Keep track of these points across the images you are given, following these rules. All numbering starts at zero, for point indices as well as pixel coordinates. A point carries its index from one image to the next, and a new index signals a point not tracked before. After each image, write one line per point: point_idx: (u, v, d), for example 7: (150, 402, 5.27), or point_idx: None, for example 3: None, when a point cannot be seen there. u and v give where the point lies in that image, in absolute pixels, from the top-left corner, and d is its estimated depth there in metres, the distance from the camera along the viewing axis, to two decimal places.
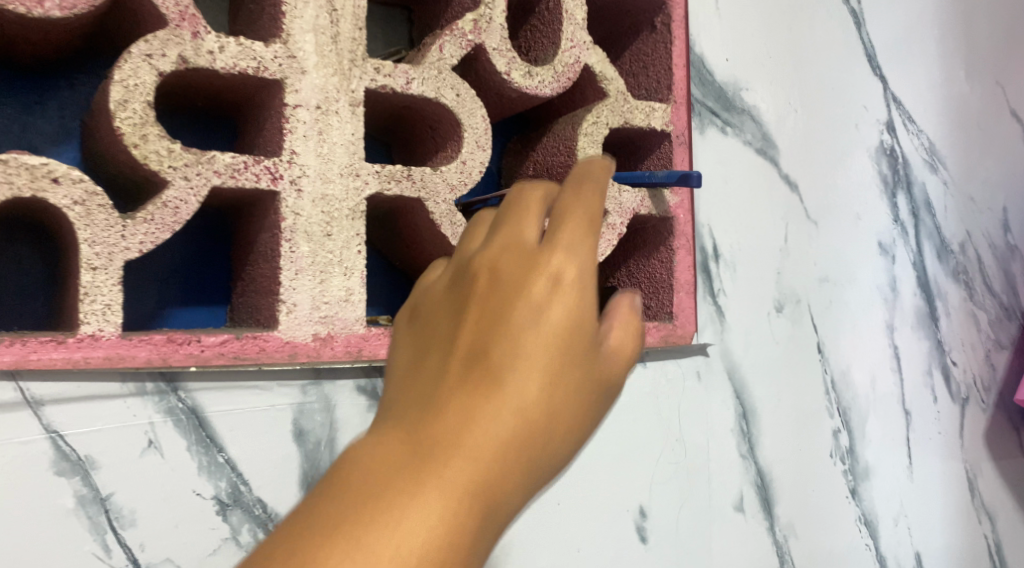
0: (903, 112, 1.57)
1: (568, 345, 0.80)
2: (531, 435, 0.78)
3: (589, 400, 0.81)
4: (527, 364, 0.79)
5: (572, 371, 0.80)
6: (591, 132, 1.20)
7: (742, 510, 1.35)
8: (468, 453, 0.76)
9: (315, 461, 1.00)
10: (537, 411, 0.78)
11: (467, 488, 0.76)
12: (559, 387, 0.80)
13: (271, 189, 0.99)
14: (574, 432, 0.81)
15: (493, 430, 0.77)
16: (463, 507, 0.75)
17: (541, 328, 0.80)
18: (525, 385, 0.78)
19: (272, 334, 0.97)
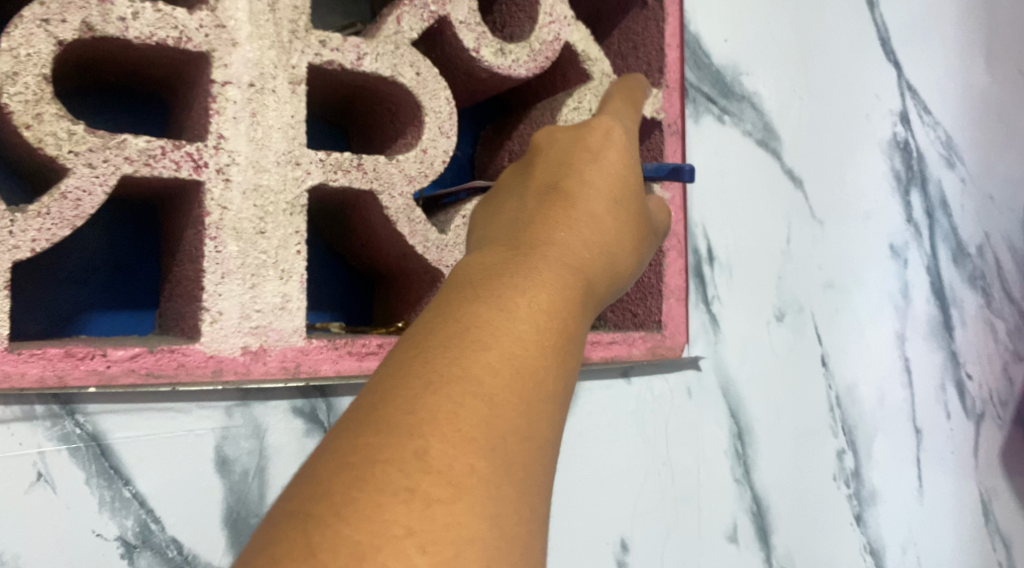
0: (920, 102, 1.43)
1: (624, 196, 0.82)
2: (598, 265, 0.77)
3: (636, 243, 0.82)
4: (592, 206, 0.79)
5: (624, 219, 0.81)
6: (571, 119, 1.08)
7: (736, 541, 1.22)
8: (557, 265, 0.74)
9: (241, 494, 0.87)
10: (600, 245, 0.78)
11: (562, 296, 0.72)
12: (615, 233, 0.80)
13: (194, 178, 0.85)
14: (625, 264, 0.81)
15: (576, 255, 0.76)
16: (565, 321, 0.71)
17: (597, 177, 0.81)
18: (590, 225, 0.78)
19: (192, 347, 0.84)
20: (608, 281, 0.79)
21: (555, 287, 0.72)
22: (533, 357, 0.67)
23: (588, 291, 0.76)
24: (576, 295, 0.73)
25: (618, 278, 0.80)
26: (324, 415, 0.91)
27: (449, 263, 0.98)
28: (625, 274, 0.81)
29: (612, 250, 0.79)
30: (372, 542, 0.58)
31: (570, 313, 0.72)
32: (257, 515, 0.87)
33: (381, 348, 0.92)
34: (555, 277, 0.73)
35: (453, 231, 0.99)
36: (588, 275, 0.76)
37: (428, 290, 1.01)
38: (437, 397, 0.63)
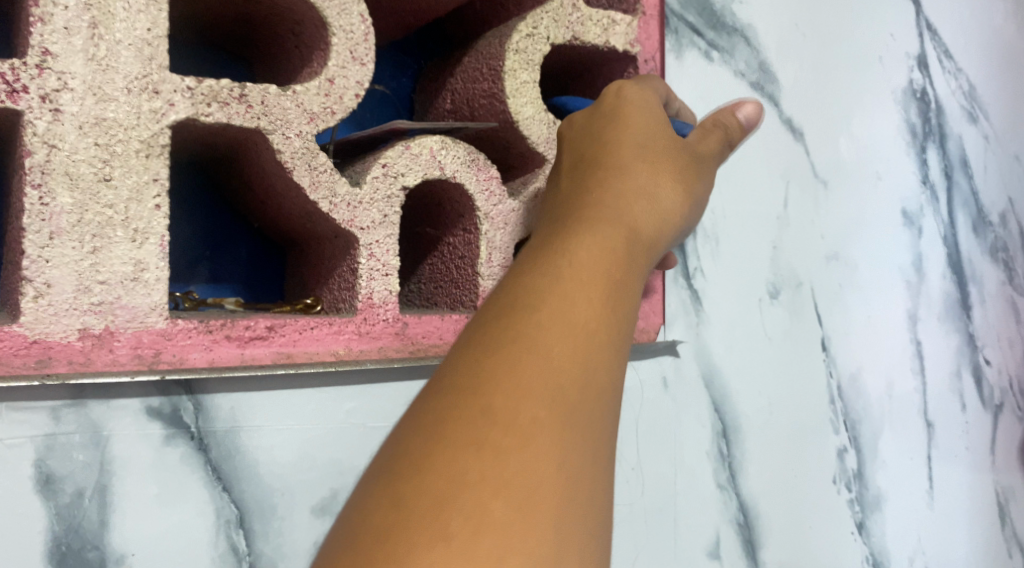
0: (941, 44, 1.23)
1: (676, 136, 0.75)
2: (661, 199, 0.71)
3: (698, 179, 0.75)
4: (649, 147, 0.72)
5: (680, 156, 0.74)
6: (524, 48, 0.86)
7: (718, 558, 1.03)
8: (616, 212, 0.68)
9: (73, 523, 0.67)
10: (660, 180, 0.71)
11: (625, 238, 0.66)
12: (675, 168, 0.73)
13: (8, 106, 0.65)
14: (692, 198, 0.74)
15: (636, 196, 0.69)
16: (630, 262, 0.65)
17: (648, 121, 0.74)
18: (646, 166, 0.71)
19: (6, 330, 0.65)
20: (677, 215, 0.72)
21: (619, 230, 0.66)
22: (602, 293, 0.62)
23: (653, 228, 0.69)
24: (639, 236, 0.68)
25: (687, 212, 0.73)
26: (191, 418, 0.71)
27: (365, 224, 0.78)
28: (694, 208, 0.74)
29: (674, 185, 0.72)
30: (443, 498, 0.53)
31: (633, 254, 0.66)
32: (97, 546, 0.68)
33: (271, 332, 0.73)
34: (615, 222, 0.67)
35: (370, 184, 0.78)
36: (650, 216, 0.69)
37: (340, 258, 0.80)
38: (504, 344, 0.58)
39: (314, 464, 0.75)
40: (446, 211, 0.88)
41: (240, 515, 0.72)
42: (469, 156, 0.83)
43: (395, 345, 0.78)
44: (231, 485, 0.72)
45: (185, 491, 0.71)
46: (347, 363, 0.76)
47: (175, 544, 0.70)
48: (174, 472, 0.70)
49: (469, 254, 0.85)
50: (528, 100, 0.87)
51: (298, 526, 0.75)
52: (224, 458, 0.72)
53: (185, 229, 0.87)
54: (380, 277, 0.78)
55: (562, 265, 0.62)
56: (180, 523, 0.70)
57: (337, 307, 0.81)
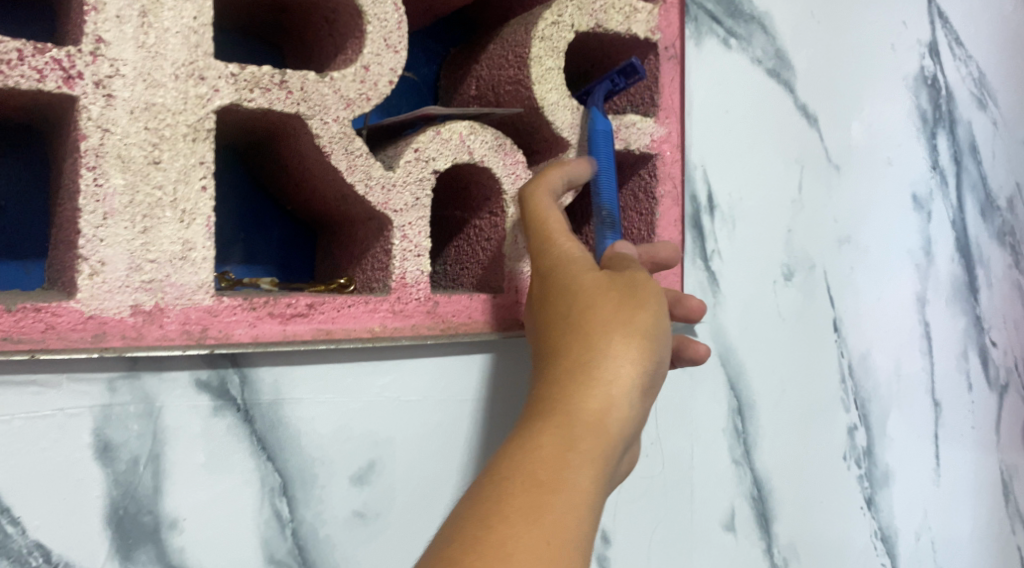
0: (951, 32, 1.25)
1: (606, 281, 0.76)
2: (597, 364, 0.71)
3: (640, 313, 0.74)
4: (577, 311, 0.74)
5: (616, 300, 0.75)
6: (549, 35, 0.89)
7: (733, 531, 1.06)
8: (554, 393, 0.71)
9: (129, 488, 0.71)
10: (597, 349, 0.72)
11: (560, 422, 0.69)
12: (609, 317, 0.73)
13: (64, 92, 0.68)
14: (640, 341, 0.73)
15: (572, 381, 0.71)
16: (572, 442, 0.68)
17: (576, 278, 0.76)
18: (574, 333, 0.73)
19: (65, 306, 0.68)
20: (624, 373, 0.72)
21: (553, 413, 0.70)
22: (543, 482, 0.66)
23: (597, 391, 0.71)
24: (577, 407, 0.70)
25: (639, 360, 0.72)
26: (236, 390, 0.75)
27: (398, 206, 0.81)
28: (645, 350, 0.73)
29: (608, 341, 0.72)
30: None
31: (573, 428, 0.69)
32: (151, 511, 0.72)
33: (312, 309, 0.76)
34: (553, 405, 0.70)
35: (403, 168, 0.81)
36: (598, 379, 0.71)
37: (374, 239, 0.83)
38: (469, 533, 0.63)
39: (351, 435, 0.79)
40: (473, 194, 0.90)
41: (284, 484, 0.76)
42: (496, 141, 0.85)
43: (427, 323, 0.81)
44: (274, 454, 0.76)
45: (231, 459, 0.75)
46: (383, 340, 0.79)
47: (222, 511, 0.74)
48: (221, 441, 0.74)
49: (495, 234, 0.88)
50: (553, 87, 0.89)
51: (336, 494, 0.79)
52: (268, 429, 0.76)
53: (224, 207, 0.90)
54: (413, 258, 0.81)
55: (497, 461, 0.67)
56: (226, 489, 0.74)
57: (371, 287, 0.84)
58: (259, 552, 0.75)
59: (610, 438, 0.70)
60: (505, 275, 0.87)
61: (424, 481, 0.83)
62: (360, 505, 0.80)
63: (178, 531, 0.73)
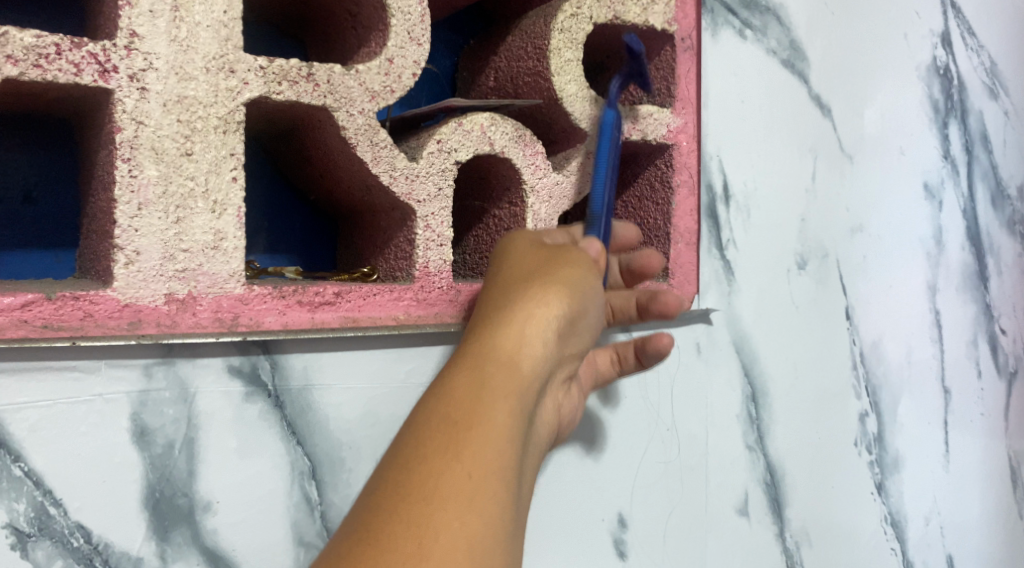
0: (964, 22, 1.26)
1: (538, 248, 0.78)
2: (517, 308, 0.72)
3: (566, 269, 0.75)
4: (503, 271, 0.76)
5: (539, 261, 0.76)
6: (568, 27, 0.89)
7: (746, 515, 1.08)
8: (473, 338, 0.71)
9: (165, 471, 0.74)
10: (516, 300, 0.72)
11: (477, 363, 0.68)
12: (531, 273, 0.75)
13: (100, 85, 0.70)
14: (560, 289, 0.74)
15: (490, 326, 0.71)
16: (490, 380, 0.67)
17: (510, 247, 0.78)
18: (498, 287, 0.74)
19: (102, 295, 0.70)
20: (540, 314, 0.72)
21: (471, 353, 0.69)
22: (462, 418, 0.64)
23: (512, 333, 0.71)
24: (492, 348, 0.69)
25: (558, 306, 0.73)
26: (267, 376, 0.77)
27: (421, 197, 0.82)
28: (565, 298, 0.73)
29: (531, 290, 0.73)
30: None
31: (489, 367, 0.68)
32: (186, 494, 0.74)
33: (339, 298, 0.78)
34: (470, 347, 0.70)
35: (426, 159, 0.82)
36: (516, 331, 0.71)
37: (397, 228, 0.85)
38: (392, 477, 0.62)
39: (377, 420, 0.82)
40: (493, 185, 0.92)
41: (312, 467, 0.79)
42: (516, 133, 0.86)
43: (450, 311, 0.83)
44: (303, 439, 0.79)
45: (261, 444, 0.77)
46: (407, 328, 0.81)
47: (254, 494, 0.77)
48: (252, 426, 0.77)
49: (515, 225, 0.90)
50: (572, 78, 0.90)
51: (363, 477, 0.81)
52: (297, 414, 0.78)
53: (250, 196, 0.91)
54: (436, 247, 0.83)
55: (417, 406, 0.66)
56: (257, 473, 0.77)
57: (394, 276, 0.86)
58: (289, 533, 0.78)
59: (524, 378, 0.69)
60: None
61: None
62: None
63: (212, 513, 0.75)
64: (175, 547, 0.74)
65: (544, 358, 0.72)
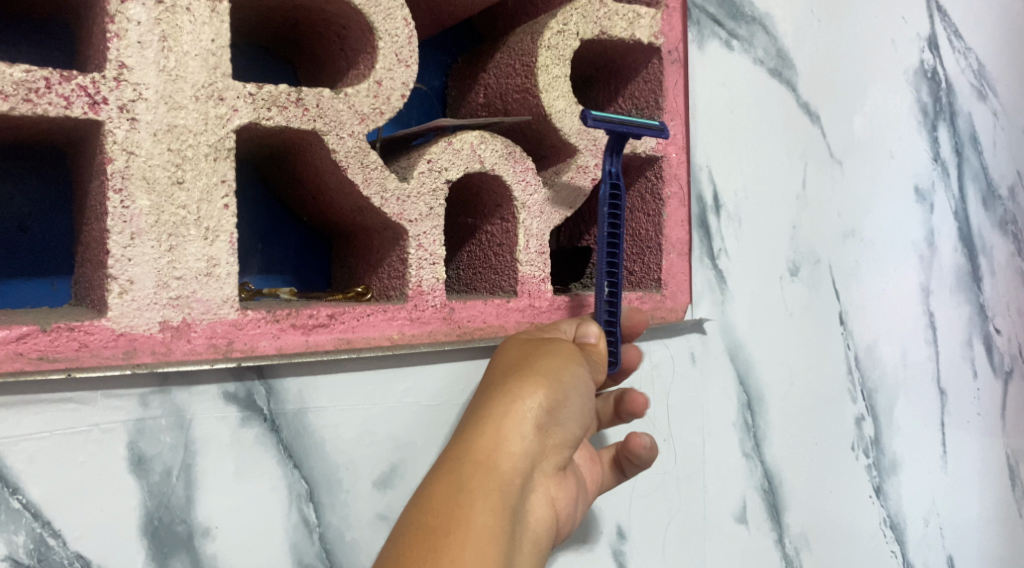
0: (950, 25, 1.27)
1: (526, 343, 0.81)
2: (494, 406, 0.75)
3: (546, 360, 0.77)
4: (493, 371, 0.79)
5: (523, 356, 0.79)
6: (555, 44, 0.90)
7: (745, 522, 1.08)
8: (454, 442, 0.74)
9: (163, 498, 0.75)
10: (499, 395, 0.75)
11: (453, 466, 0.72)
12: (512, 370, 0.77)
13: (90, 117, 0.71)
14: (539, 381, 0.76)
15: (469, 428, 0.74)
16: (466, 483, 0.70)
17: (504, 348, 0.82)
18: (483, 386, 0.78)
19: (97, 324, 0.71)
20: (517, 408, 0.75)
21: (449, 457, 0.73)
22: (442, 523, 0.67)
23: (489, 432, 0.74)
24: (470, 450, 0.73)
25: (536, 397, 0.75)
26: (263, 401, 0.78)
27: (413, 216, 0.83)
28: (544, 387, 0.75)
29: (509, 386, 0.76)
30: None
31: (465, 470, 0.71)
32: (184, 520, 0.75)
33: (332, 320, 0.79)
34: (450, 452, 0.73)
35: (417, 179, 0.82)
36: (498, 428, 0.74)
37: (390, 248, 0.85)
38: None
39: (373, 440, 0.82)
40: (484, 201, 0.92)
41: (310, 489, 0.80)
42: (506, 150, 0.87)
43: (444, 329, 0.84)
44: (301, 461, 0.80)
45: (258, 468, 0.78)
46: (401, 347, 0.82)
47: (252, 518, 0.77)
48: (249, 450, 0.77)
49: (506, 241, 0.90)
50: (560, 94, 0.91)
51: (360, 497, 0.82)
52: (294, 437, 0.79)
53: (244, 219, 0.92)
54: (429, 266, 0.83)
55: (401, 518, 0.69)
56: (255, 497, 0.78)
57: (388, 295, 0.86)
58: (288, 555, 0.79)
59: (502, 478, 0.72)
60: (517, 281, 0.89)
61: None
62: (383, 508, 0.83)
63: (211, 538, 0.76)
64: None
65: (524, 453, 0.74)
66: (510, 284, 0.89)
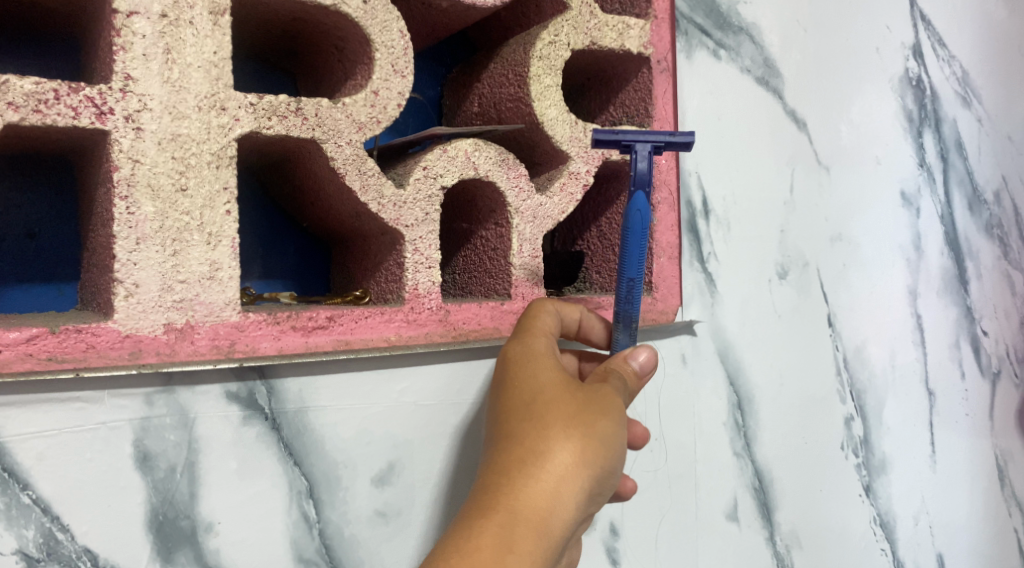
0: (934, 33, 1.30)
1: (572, 382, 0.77)
2: (554, 461, 0.72)
3: (605, 416, 0.75)
4: (540, 403, 0.75)
5: (580, 400, 0.75)
6: (547, 55, 0.92)
7: (736, 520, 1.11)
8: (501, 487, 0.71)
9: (168, 495, 0.77)
10: (556, 445, 0.73)
11: (506, 523, 0.70)
12: (568, 417, 0.74)
13: (97, 127, 0.74)
14: (597, 445, 0.74)
15: (523, 477, 0.72)
16: (515, 549, 0.69)
17: (541, 374, 0.78)
18: (530, 423, 0.74)
19: (103, 326, 0.74)
20: (573, 471, 0.72)
21: (501, 509, 0.70)
22: None
23: (544, 490, 0.71)
24: (523, 506, 0.70)
25: (593, 463, 0.73)
26: (264, 400, 0.80)
27: (410, 221, 0.85)
28: (602, 454, 0.74)
29: (568, 440, 0.73)
30: None
31: (517, 531, 0.70)
32: (188, 516, 0.78)
33: (331, 322, 0.81)
34: (503, 502, 0.70)
35: (412, 185, 0.85)
36: (553, 486, 0.72)
37: (387, 253, 0.88)
38: None
39: (372, 439, 0.85)
40: (478, 207, 0.95)
41: (310, 486, 0.82)
42: (500, 156, 0.89)
43: (440, 331, 0.86)
44: (301, 459, 0.82)
45: (260, 465, 0.80)
46: (399, 348, 0.84)
47: (254, 513, 0.80)
48: (251, 448, 0.80)
49: (501, 245, 0.92)
50: (552, 103, 0.93)
51: (359, 493, 0.84)
52: (294, 435, 0.82)
53: (245, 226, 0.95)
54: (425, 270, 0.86)
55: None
56: (257, 493, 0.80)
57: (385, 298, 0.89)
58: (288, 550, 0.81)
59: (550, 543, 0.71)
60: (511, 284, 0.91)
61: (439, 478, 0.88)
62: (381, 505, 0.85)
63: (214, 533, 0.79)
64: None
65: (574, 519, 0.73)
66: (504, 287, 0.92)
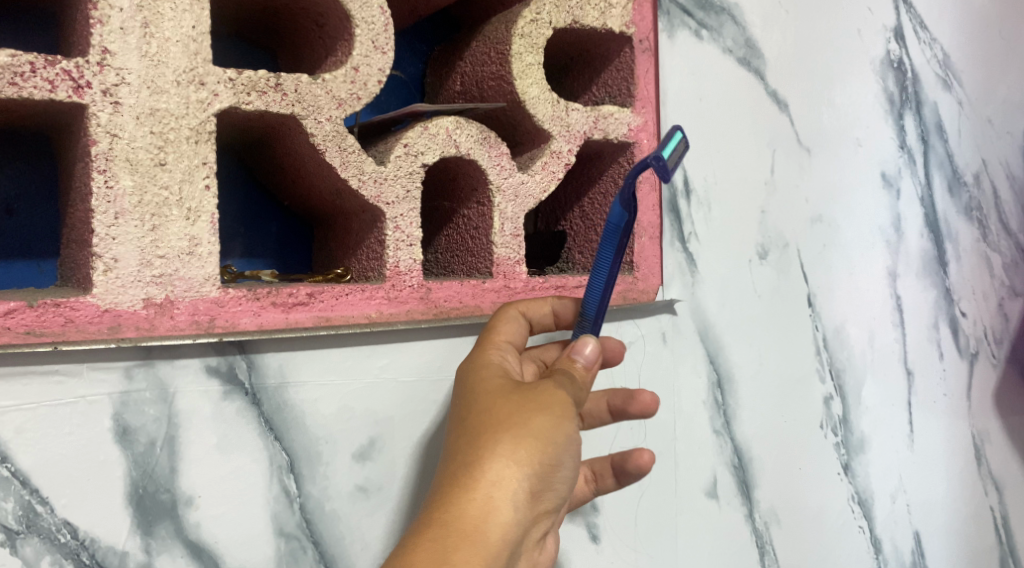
0: (915, 17, 1.30)
1: (510, 386, 0.78)
2: (486, 467, 0.73)
3: (540, 414, 0.76)
4: (478, 414, 0.76)
5: (515, 402, 0.76)
6: (528, 32, 0.92)
7: (716, 497, 1.12)
8: (436, 503, 0.72)
9: (148, 469, 0.78)
10: (487, 453, 0.74)
11: (439, 533, 0.70)
12: (502, 424, 0.75)
13: (74, 100, 0.73)
14: (531, 443, 0.75)
15: (459, 488, 0.73)
16: (451, 557, 0.69)
17: (481, 384, 0.79)
18: (466, 435, 0.75)
19: (82, 301, 0.74)
20: (506, 476, 0.73)
21: (435, 523, 0.71)
22: None
23: (478, 498, 0.72)
24: (457, 516, 0.71)
25: (527, 463, 0.74)
26: (244, 375, 0.81)
27: (391, 199, 0.85)
28: (536, 453, 0.74)
29: (498, 445, 0.74)
30: None
31: (452, 541, 0.70)
32: (168, 490, 0.78)
33: (311, 298, 0.82)
34: (436, 516, 0.71)
35: (393, 162, 0.85)
36: (488, 494, 0.72)
37: (368, 230, 0.88)
38: None
39: (352, 415, 0.85)
40: (461, 186, 0.95)
41: (290, 462, 0.83)
42: (481, 135, 0.89)
43: (421, 308, 0.87)
44: (282, 435, 0.83)
45: (240, 439, 0.81)
46: (380, 325, 0.85)
47: (235, 487, 0.80)
48: (231, 423, 0.81)
49: (482, 224, 0.92)
50: (534, 81, 0.93)
51: (340, 470, 0.85)
52: (274, 411, 0.82)
53: (226, 205, 0.94)
54: (407, 247, 0.86)
55: None
56: (237, 469, 0.81)
57: (366, 276, 0.89)
58: (269, 524, 0.82)
59: (492, 549, 0.71)
60: (493, 263, 0.91)
61: (418, 454, 0.88)
62: (362, 480, 0.86)
63: (193, 507, 0.79)
64: (160, 541, 0.78)
65: (515, 523, 0.73)
66: (485, 266, 0.92)
